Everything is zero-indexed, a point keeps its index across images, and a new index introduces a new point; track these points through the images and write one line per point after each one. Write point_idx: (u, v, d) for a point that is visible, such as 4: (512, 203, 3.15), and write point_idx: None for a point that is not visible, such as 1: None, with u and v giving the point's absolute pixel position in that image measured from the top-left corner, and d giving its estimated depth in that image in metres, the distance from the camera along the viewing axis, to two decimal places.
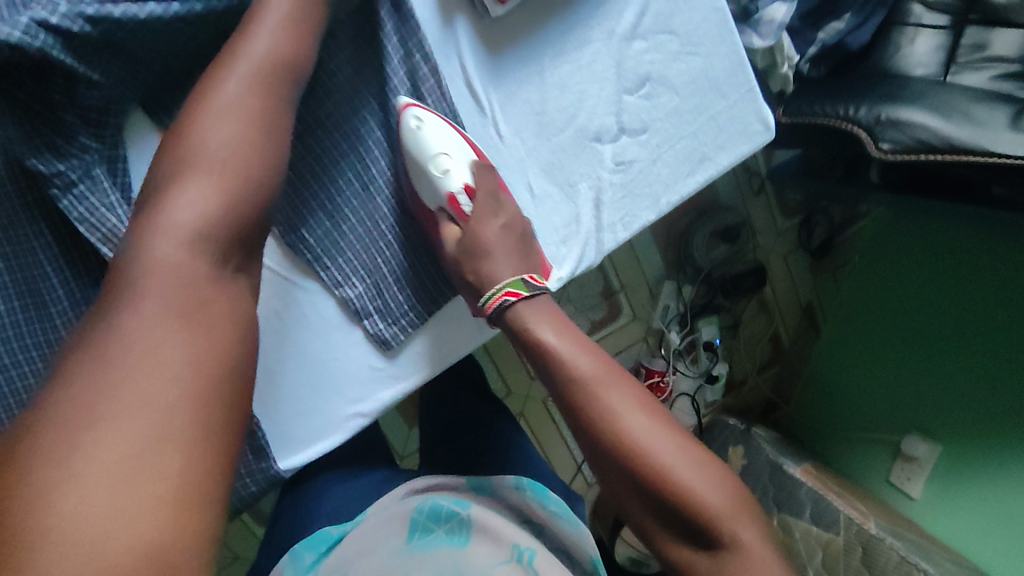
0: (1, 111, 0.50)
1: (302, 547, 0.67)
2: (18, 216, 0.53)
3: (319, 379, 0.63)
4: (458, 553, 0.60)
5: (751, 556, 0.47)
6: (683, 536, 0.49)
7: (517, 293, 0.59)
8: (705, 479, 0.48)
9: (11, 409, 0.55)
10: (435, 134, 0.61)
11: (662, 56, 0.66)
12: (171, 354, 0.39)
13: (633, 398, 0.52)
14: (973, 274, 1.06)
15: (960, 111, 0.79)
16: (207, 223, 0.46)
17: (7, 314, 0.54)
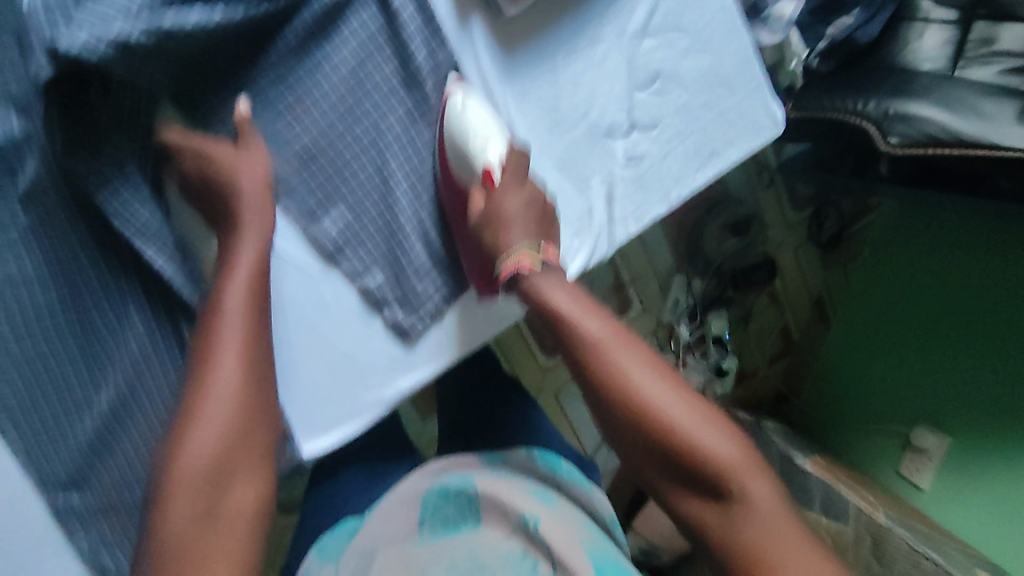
0: (47, 112, 0.52)
1: (328, 539, 0.73)
2: (55, 210, 0.55)
3: (343, 367, 0.66)
4: (470, 537, 0.61)
5: (758, 506, 0.53)
6: (698, 489, 0.55)
7: (532, 262, 0.61)
8: (717, 437, 0.55)
9: (47, 398, 0.58)
10: (477, 115, 0.62)
11: (672, 53, 0.68)
12: (224, 488, 0.53)
13: (649, 365, 0.58)
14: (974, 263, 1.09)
15: (967, 105, 0.81)
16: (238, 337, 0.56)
17: (46, 305, 0.56)
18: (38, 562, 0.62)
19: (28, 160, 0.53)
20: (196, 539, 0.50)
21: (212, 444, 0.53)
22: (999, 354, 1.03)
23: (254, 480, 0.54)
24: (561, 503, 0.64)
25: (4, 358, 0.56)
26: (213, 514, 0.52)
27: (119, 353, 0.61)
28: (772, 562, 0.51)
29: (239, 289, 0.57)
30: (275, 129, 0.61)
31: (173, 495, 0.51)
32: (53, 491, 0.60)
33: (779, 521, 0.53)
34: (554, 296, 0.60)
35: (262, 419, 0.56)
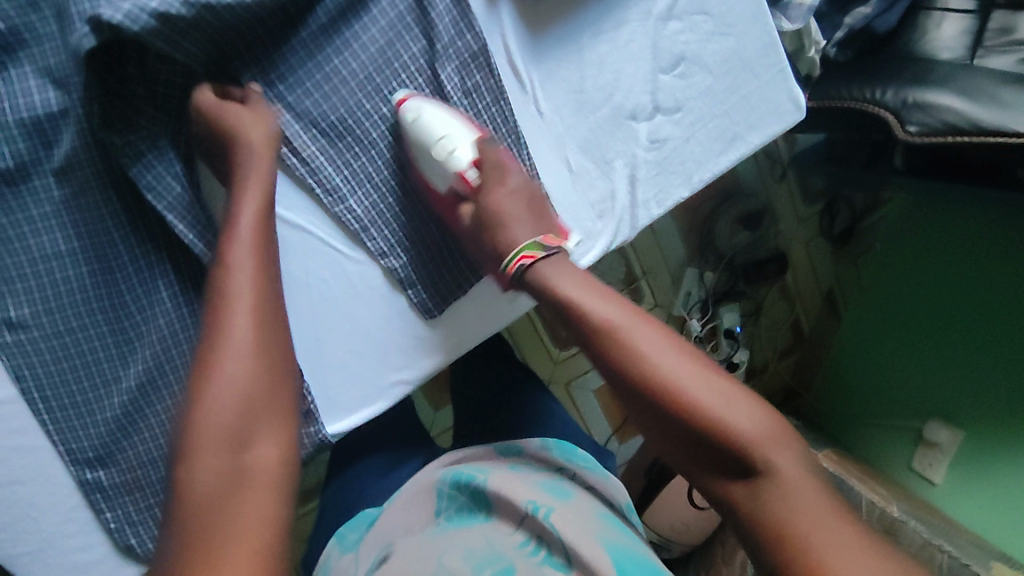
0: (87, 85, 0.53)
1: (346, 531, 0.73)
2: (91, 185, 0.58)
3: (366, 346, 0.66)
4: (481, 526, 0.60)
5: (788, 480, 0.48)
6: (725, 467, 0.50)
7: (533, 255, 0.60)
8: (740, 410, 0.50)
9: (78, 370, 0.60)
10: (436, 118, 0.61)
11: (697, 37, 0.68)
12: (244, 443, 0.48)
13: (662, 340, 0.54)
14: (984, 253, 1.07)
15: (987, 94, 0.80)
16: (256, 293, 0.54)
17: (77, 279, 0.58)
18: (64, 536, 0.62)
19: (65, 133, 0.56)
20: (226, 493, 0.45)
21: (232, 397, 0.49)
22: (1006, 349, 1.04)
23: (278, 436, 0.49)
24: (577, 496, 0.62)
25: (37, 332, 0.59)
26: (241, 470, 0.46)
27: (146, 329, 0.61)
28: (811, 542, 0.45)
29: (246, 256, 0.55)
30: (302, 106, 0.62)
31: (196, 453, 0.46)
32: (79, 466, 0.61)
33: (813, 496, 0.47)
34: (563, 283, 0.58)
35: (283, 378, 0.52)
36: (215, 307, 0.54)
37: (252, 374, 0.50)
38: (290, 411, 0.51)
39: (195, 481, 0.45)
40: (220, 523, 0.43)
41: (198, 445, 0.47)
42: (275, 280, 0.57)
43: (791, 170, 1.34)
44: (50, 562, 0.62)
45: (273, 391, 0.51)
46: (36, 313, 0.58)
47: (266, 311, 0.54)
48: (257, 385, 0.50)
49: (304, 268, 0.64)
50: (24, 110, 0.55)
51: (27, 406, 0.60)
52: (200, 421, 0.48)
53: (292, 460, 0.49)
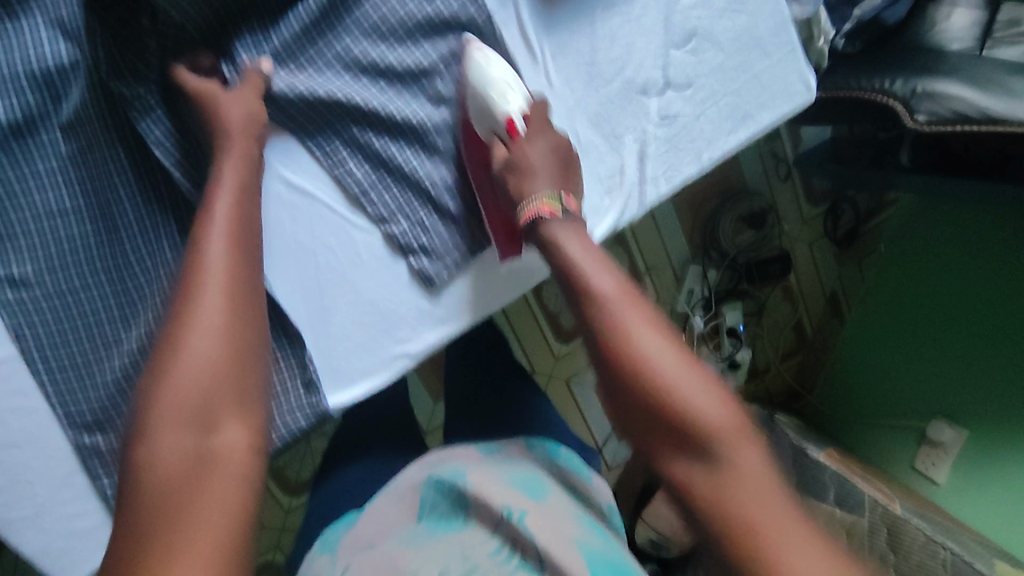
0: (94, 28, 0.56)
1: (330, 532, 0.64)
2: (99, 140, 0.58)
3: (372, 318, 0.65)
4: (462, 538, 0.52)
5: (745, 473, 0.43)
6: (685, 451, 0.45)
7: (552, 208, 0.59)
8: (708, 398, 0.46)
9: (80, 332, 0.59)
10: (498, 69, 0.62)
11: (708, 13, 0.68)
12: (210, 426, 0.44)
13: (648, 319, 0.50)
14: (981, 254, 1.03)
15: (996, 83, 0.78)
16: (231, 271, 0.52)
17: (83, 237, 0.59)
18: (60, 501, 0.61)
19: (73, 87, 0.56)
20: (189, 480, 0.41)
21: (197, 376, 0.45)
22: (998, 348, 1.00)
23: (243, 418, 0.46)
24: (555, 495, 0.56)
25: (39, 292, 0.58)
26: (206, 453, 0.43)
27: (150, 291, 0.61)
28: (758, 538, 0.40)
29: (222, 237, 0.53)
30: (299, 80, 0.61)
31: (158, 428, 0.43)
32: (77, 430, 0.60)
33: (770, 493, 0.42)
34: (571, 248, 0.56)
35: (251, 363, 0.49)
36: (188, 282, 0.51)
37: (225, 354, 0.47)
38: (258, 396, 0.48)
39: (157, 463, 0.42)
40: (185, 509, 0.40)
41: (162, 420, 0.43)
42: (253, 258, 0.55)
43: (796, 169, 1.31)
44: (43, 528, 0.61)
45: (245, 376, 0.48)
46: (39, 272, 0.58)
47: (246, 293, 0.52)
48: (225, 367, 0.47)
49: (311, 236, 0.63)
50: (33, 62, 0.54)
51: (27, 367, 0.59)
52: (165, 397, 0.44)
53: (260, 445, 0.45)
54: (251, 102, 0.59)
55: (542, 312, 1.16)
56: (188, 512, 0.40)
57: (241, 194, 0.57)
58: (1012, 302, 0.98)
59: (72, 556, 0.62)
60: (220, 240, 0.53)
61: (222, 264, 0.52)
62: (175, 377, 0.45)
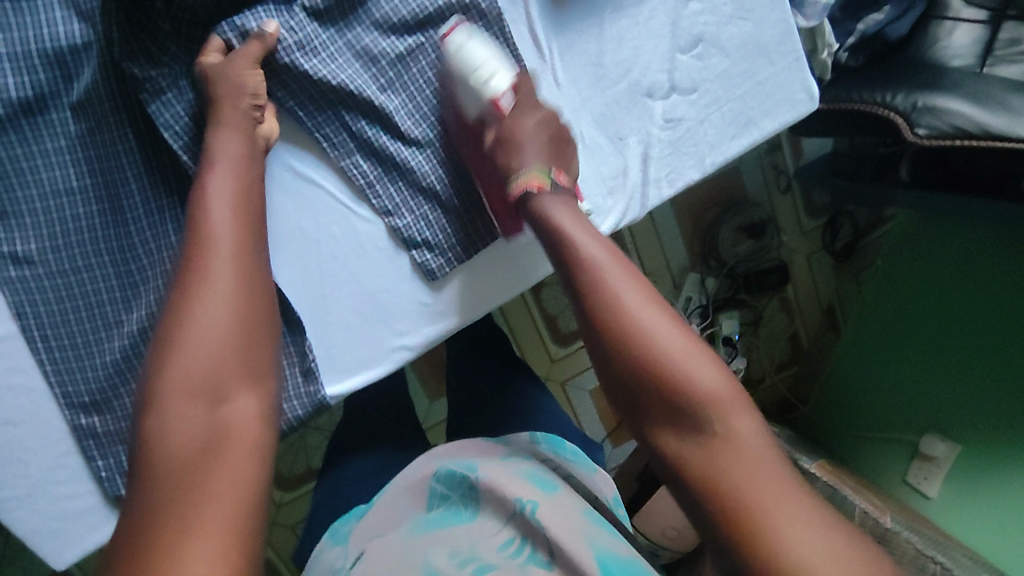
0: (109, 8, 0.56)
1: (340, 524, 0.64)
2: (108, 120, 0.59)
3: (371, 310, 0.65)
4: (472, 529, 0.52)
5: (742, 445, 0.42)
6: (678, 424, 0.44)
7: (542, 183, 0.57)
8: (706, 367, 0.45)
9: (80, 313, 0.60)
10: (481, 46, 0.62)
11: (715, 19, 0.69)
12: (220, 399, 0.44)
13: (639, 289, 0.48)
14: (978, 270, 1.03)
15: (994, 100, 0.78)
16: (241, 244, 0.52)
17: (88, 217, 0.59)
18: (53, 482, 0.61)
19: (85, 67, 0.57)
20: (203, 453, 0.41)
21: (208, 349, 0.46)
22: (993, 369, 1.00)
23: (254, 389, 0.46)
24: (561, 486, 0.55)
25: (42, 270, 0.59)
26: (217, 427, 0.43)
27: (152, 273, 0.61)
28: (761, 515, 0.39)
29: (226, 210, 0.53)
30: (311, 66, 0.61)
31: (168, 402, 0.43)
32: (74, 411, 0.60)
33: (770, 466, 0.42)
34: (562, 218, 0.54)
35: (260, 337, 0.49)
36: (195, 255, 0.50)
37: (233, 328, 0.47)
38: (267, 368, 0.48)
39: (168, 437, 0.42)
40: (199, 483, 0.40)
41: (171, 393, 0.44)
42: (257, 233, 0.55)
43: (796, 181, 1.32)
44: (35, 509, 0.61)
45: (252, 346, 0.48)
46: (43, 249, 0.58)
47: (252, 268, 0.52)
48: (234, 340, 0.47)
49: (313, 224, 0.64)
50: (47, 40, 0.55)
51: (26, 344, 0.59)
52: (173, 369, 0.44)
53: (270, 415, 0.46)
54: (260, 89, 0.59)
55: (540, 314, 1.16)
56: (204, 487, 0.40)
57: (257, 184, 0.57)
58: (1004, 320, 0.98)
59: (63, 538, 0.62)
60: (226, 215, 0.53)
61: (229, 237, 0.52)
62: (182, 348, 0.45)
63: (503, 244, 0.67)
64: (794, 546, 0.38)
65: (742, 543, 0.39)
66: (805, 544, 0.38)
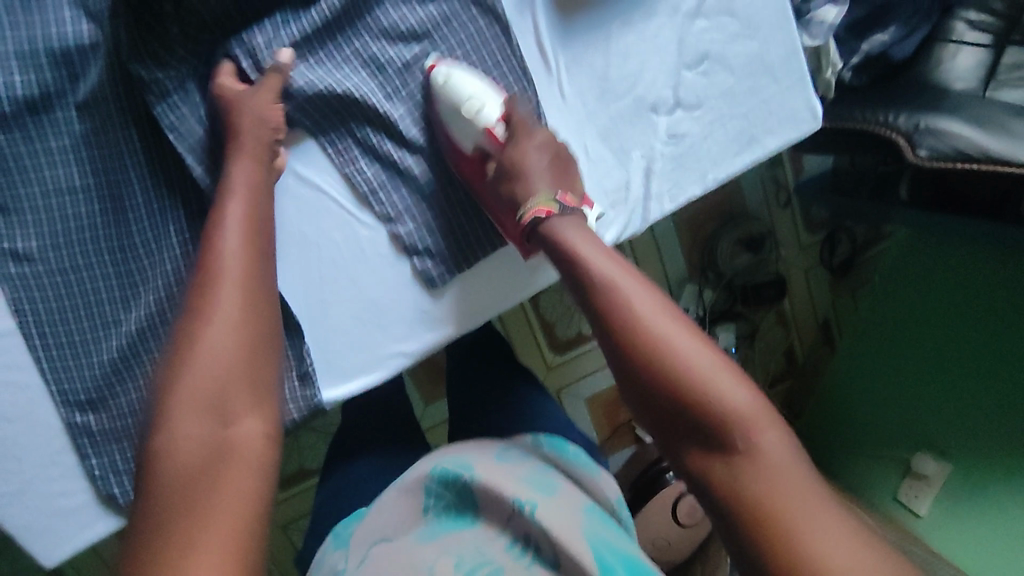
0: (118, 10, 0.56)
1: (341, 528, 0.62)
2: (112, 120, 0.59)
3: (370, 315, 0.65)
4: (474, 534, 0.53)
5: (769, 460, 0.43)
6: (703, 439, 0.45)
7: (549, 209, 0.59)
8: (731, 382, 0.45)
9: (79, 312, 0.60)
10: (466, 80, 0.63)
11: (722, 37, 0.69)
12: (227, 415, 0.45)
13: (658, 306, 0.49)
14: (978, 289, 1.03)
15: (997, 124, 0.79)
16: (247, 262, 0.54)
17: (91, 216, 0.59)
18: (45, 479, 0.61)
19: (92, 68, 0.57)
20: (209, 471, 0.42)
21: (218, 369, 0.47)
22: (988, 388, 1.00)
23: (260, 410, 0.47)
24: (563, 487, 0.55)
25: (42, 267, 0.59)
26: (223, 445, 0.44)
27: (152, 273, 0.61)
28: (788, 531, 0.40)
29: (236, 228, 0.55)
30: (318, 77, 0.62)
31: (177, 418, 0.45)
32: (69, 408, 0.60)
33: (797, 482, 0.42)
34: (582, 243, 0.55)
35: (266, 361, 0.50)
36: (205, 278, 0.53)
37: (236, 351, 0.49)
38: (271, 388, 0.49)
39: (176, 451, 0.43)
40: (201, 504, 0.41)
41: (179, 412, 0.45)
42: (266, 255, 0.56)
43: (796, 197, 1.32)
44: (26, 506, 0.61)
45: (260, 367, 0.49)
46: (44, 247, 0.58)
47: (258, 291, 0.53)
48: (240, 359, 0.48)
49: (315, 228, 0.64)
50: (53, 40, 0.55)
51: (22, 339, 0.59)
52: (182, 387, 0.46)
53: (276, 435, 0.47)
54: (265, 95, 0.59)
55: (538, 320, 1.16)
56: (208, 507, 0.41)
57: (265, 198, 0.58)
58: (1003, 341, 0.99)
59: (54, 535, 0.62)
60: (235, 233, 0.55)
61: (236, 260, 0.54)
62: (192, 368, 0.47)
63: (509, 250, 0.67)
64: (823, 565, 0.38)
65: (770, 560, 0.40)
66: (832, 559, 0.39)
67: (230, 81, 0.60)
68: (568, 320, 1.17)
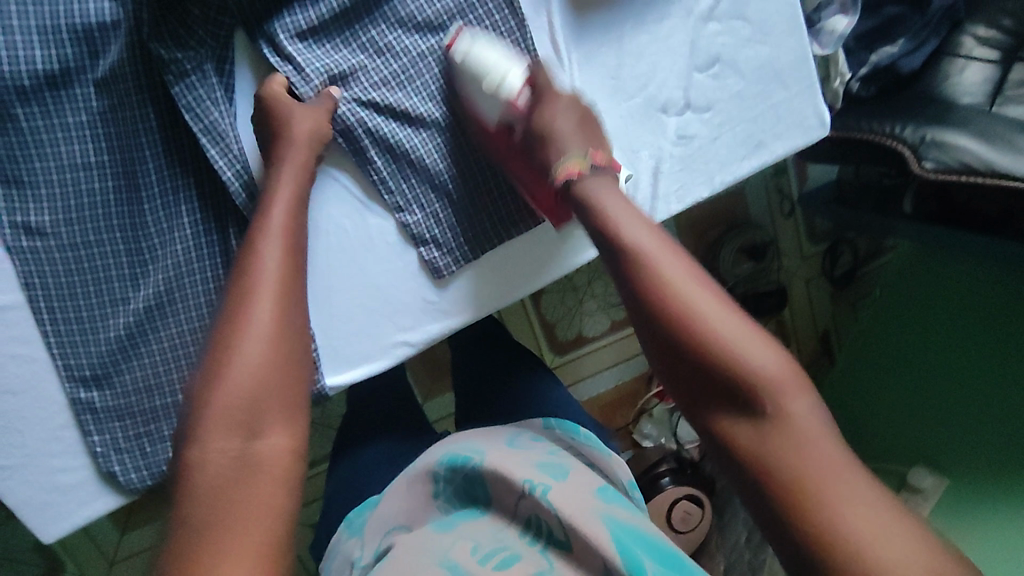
0: None
1: (356, 515, 0.64)
2: (130, 99, 0.59)
3: (376, 303, 0.66)
4: (489, 520, 0.53)
5: (798, 426, 0.42)
6: (734, 404, 0.44)
7: (580, 167, 0.58)
8: (763, 349, 0.45)
9: (88, 288, 0.60)
10: (486, 49, 0.63)
11: (733, 41, 0.70)
12: (256, 429, 0.45)
13: (689, 272, 0.49)
14: (980, 300, 1.03)
15: (1001, 138, 0.79)
16: (283, 271, 0.53)
17: (104, 192, 0.60)
18: (47, 454, 0.62)
19: (113, 45, 0.57)
20: (237, 484, 0.42)
21: (248, 380, 0.46)
22: (985, 395, 0.99)
23: (289, 424, 0.46)
24: (577, 471, 0.55)
25: (53, 242, 0.59)
26: (249, 457, 0.44)
27: (162, 252, 0.61)
28: (815, 497, 0.39)
29: (277, 236, 0.55)
30: (333, 61, 0.63)
31: (207, 428, 0.44)
32: (74, 384, 0.61)
33: (829, 448, 0.41)
34: (607, 205, 0.54)
35: (300, 369, 0.49)
36: (241, 285, 0.51)
37: (271, 357, 0.48)
38: (303, 402, 0.48)
39: (204, 459, 0.43)
40: (228, 518, 0.40)
41: (211, 421, 0.44)
42: (301, 268, 0.56)
43: (800, 207, 1.32)
44: (27, 480, 0.61)
45: (294, 379, 0.48)
46: (56, 222, 0.59)
47: (294, 305, 0.52)
48: (271, 369, 0.48)
49: (327, 216, 0.64)
50: (75, 16, 0.56)
51: (31, 315, 0.60)
52: (215, 396, 0.45)
53: (303, 451, 0.46)
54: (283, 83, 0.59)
55: (538, 320, 1.16)
56: (235, 522, 0.40)
57: (285, 193, 0.58)
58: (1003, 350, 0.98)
59: (54, 511, 0.63)
60: (275, 245, 0.54)
61: (273, 270, 0.53)
62: (225, 377, 0.46)
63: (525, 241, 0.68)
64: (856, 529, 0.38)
65: (795, 525, 0.39)
66: (857, 526, 0.38)
67: (279, 89, 0.61)
68: (569, 321, 1.17)
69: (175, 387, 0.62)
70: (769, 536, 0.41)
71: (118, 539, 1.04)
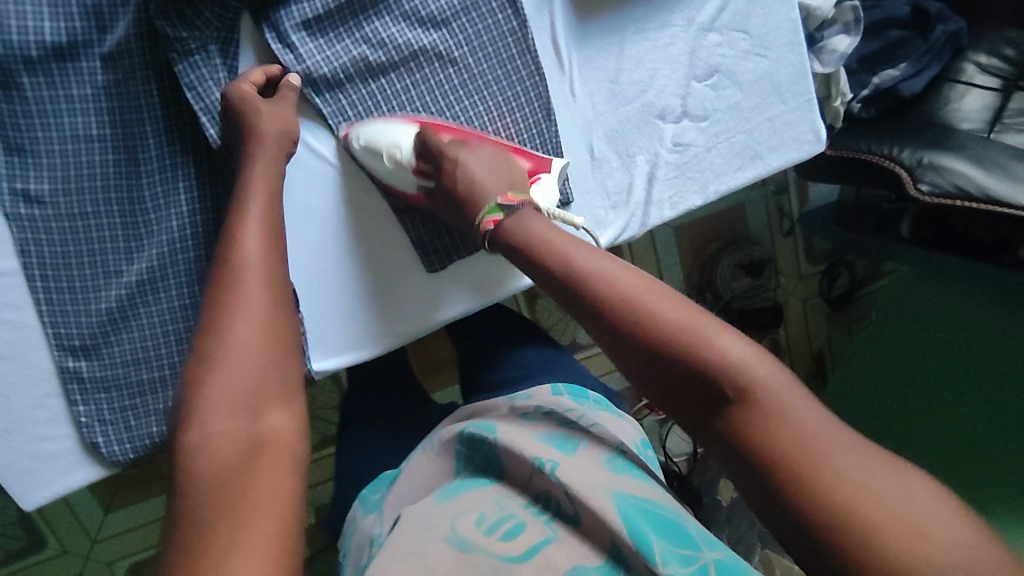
0: None
1: (370, 491, 0.65)
2: (134, 74, 0.60)
3: (370, 290, 0.67)
4: (497, 491, 0.52)
5: (770, 403, 0.40)
6: (704, 394, 0.42)
7: (495, 218, 0.60)
8: (723, 334, 0.43)
9: (82, 258, 0.61)
10: (378, 130, 0.64)
11: (733, 53, 0.71)
12: (257, 413, 0.44)
13: (627, 276, 0.48)
14: (983, 330, 1.01)
15: (998, 165, 0.79)
16: (264, 263, 0.54)
17: (104, 164, 0.61)
18: (32, 422, 0.62)
19: (120, 21, 0.59)
20: (245, 464, 0.41)
21: (247, 370, 0.46)
22: (982, 421, 0.96)
23: (287, 406, 0.46)
24: (583, 444, 0.54)
25: (50, 211, 0.60)
26: (257, 439, 0.43)
27: (157, 228, 0.62)
28: (804, 478, 0.37)
29: (254, 226, 0.56)
30: (334, 53, 0.63)
31: (211, 413, 0.44)
32: (63, 353, 0.61)
33: (810, 422, 0.39)
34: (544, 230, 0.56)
35: (293, 359, 0.50)
36: (225, 280, 0.52)
37: (264, 347, 0.48)
38: (299, 389, 0.48)
39: (206, 446, 0.42)
40: (230, 501, 0.39)
41: (212, 407, 0.44)
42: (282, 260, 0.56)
43: (798, 226, 1.33)
44: (10, 446, 0.62)
45: (286, 365, 0.49)
46: (54, 192, 0.60)
47: (280, 295, 0.53)
48: (269, 356, 0.48)
49: (323, 199, 0.65)
50: None
51: (25, 282, 0.61)
52: (220, 385, 0.45)
53: (303, 431, 0.46)
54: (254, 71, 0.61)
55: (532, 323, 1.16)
56: (232, 497, 0.39)
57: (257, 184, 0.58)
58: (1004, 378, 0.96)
59: (34, 478, 0.63)
60: (254, 239, 0.55)
61: (257, 261, 0.53)
62: (227, 366, 0.46)
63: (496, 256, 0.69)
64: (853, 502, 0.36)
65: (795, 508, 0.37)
66: (857, 494, 0.36)
67: (246, 91, 0.60)
68: (564, 326, 1.18)
69: (164, 363, 0.63)
70: (773, 526, 0.39)
71: (102, 518, 1.04)
